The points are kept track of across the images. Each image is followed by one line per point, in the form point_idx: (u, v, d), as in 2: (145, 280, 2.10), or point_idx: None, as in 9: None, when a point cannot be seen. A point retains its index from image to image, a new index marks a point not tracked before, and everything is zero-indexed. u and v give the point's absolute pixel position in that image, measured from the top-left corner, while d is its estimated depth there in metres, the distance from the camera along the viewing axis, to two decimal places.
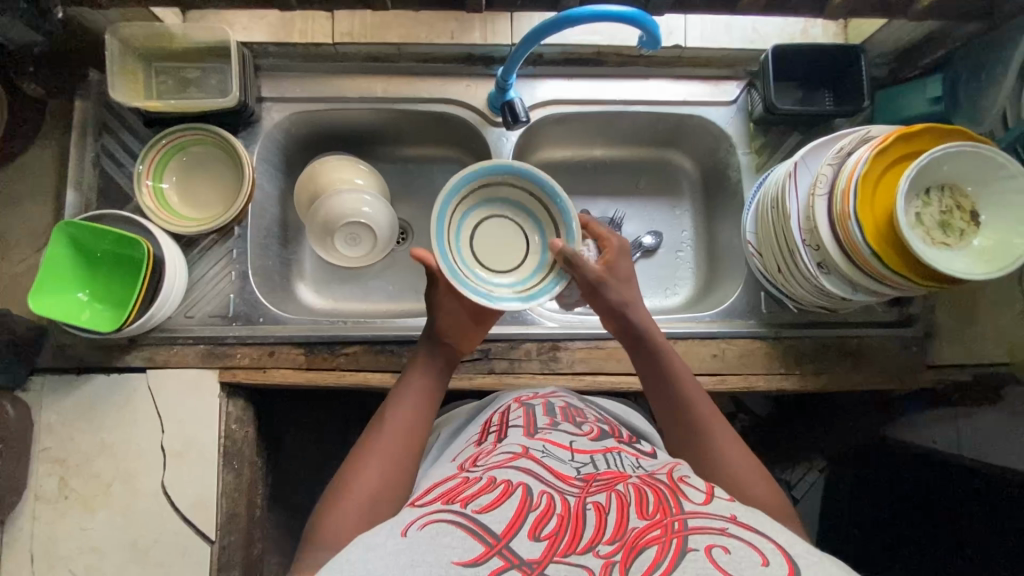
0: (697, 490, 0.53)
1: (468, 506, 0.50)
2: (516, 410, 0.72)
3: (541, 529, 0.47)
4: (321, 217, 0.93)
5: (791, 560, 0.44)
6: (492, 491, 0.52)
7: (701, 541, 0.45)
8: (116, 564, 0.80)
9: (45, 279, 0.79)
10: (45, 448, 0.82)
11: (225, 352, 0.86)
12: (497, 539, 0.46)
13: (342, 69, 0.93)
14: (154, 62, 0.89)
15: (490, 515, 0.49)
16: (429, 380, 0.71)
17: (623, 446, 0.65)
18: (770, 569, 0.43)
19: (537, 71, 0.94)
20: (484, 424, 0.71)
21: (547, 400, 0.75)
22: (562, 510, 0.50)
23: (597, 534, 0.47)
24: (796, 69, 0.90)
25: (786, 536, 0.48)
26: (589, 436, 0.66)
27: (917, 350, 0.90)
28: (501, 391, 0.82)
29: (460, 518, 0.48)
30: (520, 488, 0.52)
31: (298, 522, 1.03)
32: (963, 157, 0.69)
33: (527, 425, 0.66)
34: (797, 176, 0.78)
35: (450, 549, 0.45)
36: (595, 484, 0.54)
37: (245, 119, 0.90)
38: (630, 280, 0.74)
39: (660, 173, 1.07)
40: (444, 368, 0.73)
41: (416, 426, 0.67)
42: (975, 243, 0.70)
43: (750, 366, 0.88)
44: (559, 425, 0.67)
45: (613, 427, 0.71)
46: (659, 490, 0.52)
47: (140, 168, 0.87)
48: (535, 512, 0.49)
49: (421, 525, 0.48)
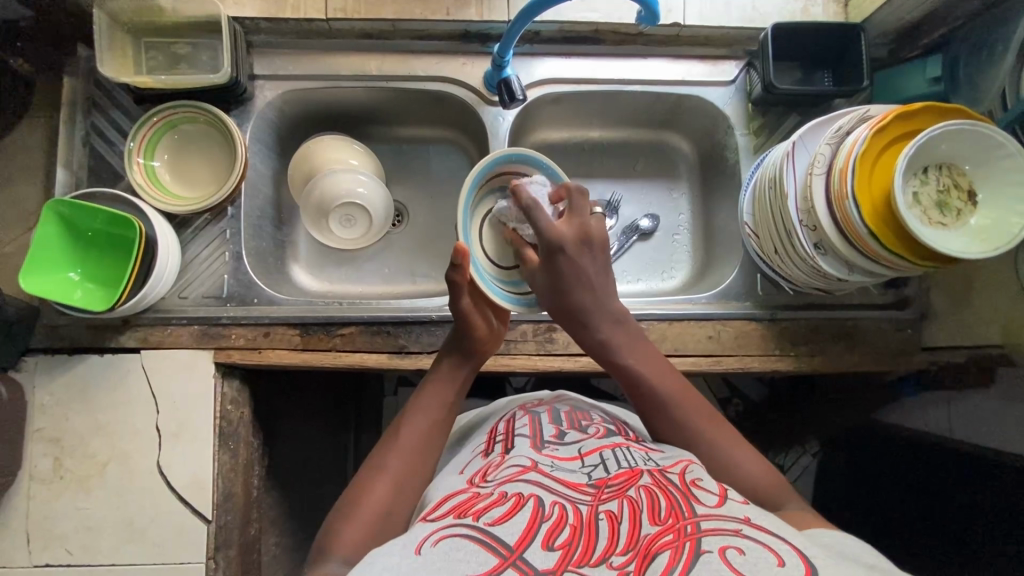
0: (709, 493, 0.52)
1: (481, 520, 0.50)
2: (521, 417, 0.70)
3: (554, 540, 0.47)
4: (316, 196, 0.92)
5: (807, 562, 0.44)
6: (504, 504, 0.51)
7: (714, 542, 0.45)
8: (113, 544, 0.80)
9: (36, 259, 0.78)
10: (39, 429, 0.81)
11: (219, 332, 0.85)
12: (511, 551, 0.46)
13: (335, 46, 0.91)
14: (143, 37, 0.87)
15: (502, 527, 0.48)
16: (452, 390, 0.71)
17: (630, 442, 0.64)
18: (786, 570, 0.42)
19: (534, 49, 0.92)
20: (490, 432, 0.70)
21: (551, 407, 0.73)
22: (574, 520, 0.49)
23: (610, 545, 0.47)
24: (794, 48, 0.89)
25: (801, 539, 0.48)
26: (596, 438, 0.65)
27: (911, 332, 0.90)
28: (501, 399, 0.81)
29: (473, 532, 0.48)
30: (531, 500, 0.51)
31: (294, 502, 1.04)
32: (962, 133, 0.69)
33: (533, 435, 0.64)
34: (795, 155, 0.78)
35: (464, 563, 0.45)
36: (606, 491, 0.53)
37: (237, 97, 0.89)
38: (592, 279, 0.69)
39: (657, 155, 1.06)
40: (471, 372, 0.74)
41: (433, 439, 0.67)
42: (971, 222, 0.70)
43: (745, 348, 0.88)
44: (566, 434, 0.65)
45: (620, 427, 0.70)
46: (670, 493, 0.51)
47: (130, 146, 0.85)
48: (547, 523, 0.49)
49: (434, 542, 0.47)
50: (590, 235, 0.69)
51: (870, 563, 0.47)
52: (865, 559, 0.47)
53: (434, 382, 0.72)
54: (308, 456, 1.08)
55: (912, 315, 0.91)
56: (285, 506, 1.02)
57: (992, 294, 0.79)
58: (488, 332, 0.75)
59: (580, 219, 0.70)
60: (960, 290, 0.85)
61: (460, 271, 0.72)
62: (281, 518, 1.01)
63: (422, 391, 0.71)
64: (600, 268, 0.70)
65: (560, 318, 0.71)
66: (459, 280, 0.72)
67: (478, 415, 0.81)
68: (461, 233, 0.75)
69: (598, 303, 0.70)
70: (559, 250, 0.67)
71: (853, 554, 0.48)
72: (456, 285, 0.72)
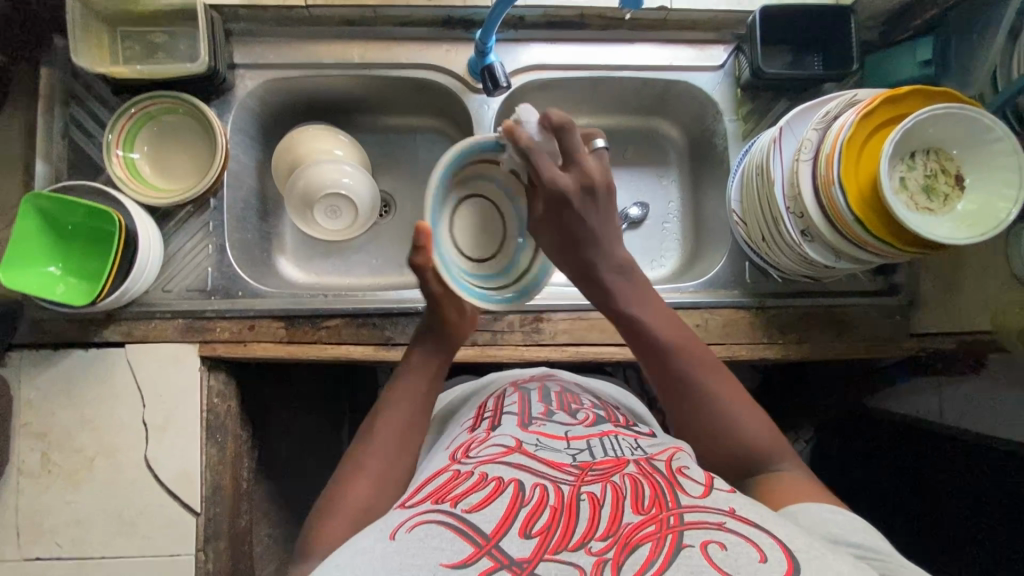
0: (695, 483, 0.51)
1: (459, 506, 0.48)
2: (511, 394, 0.71)
3: (532, 526, 0.46)
4: (301, 185, 0.91)
5: (790, 556, 0.42)
6: (483, 489, 0.50)
7: (697, 536, 0.44)
8: (102, 537, 0.80)
9: (17, 254, 0.77)
10: (26, 423, 0.81)
11: (203, 326, 0.85)
12: (487, 539, 0.44)
13: (316, 34, 0.90)
14: (119, 26, 0.86)
15: (480, 514, 0.47)
16: (424, 381, 0.70)
17: (619, 430, 0.63)
18: (768, 566, 0.41)
19: (519, 35, 0.91)
20: (479, 408, 0.70)
21: (543, 385, 0.73)
22: (555, 501, 0.48)
23: (590, 529, 0.45)
24: (784, 33, 0.88)
25: (788, 532, 0.46)
26: (585, 423, 0.64)
27: (900, 319, 0.90)
28: (493, 373, 0.82)
29: (449, 519, 0.47)
30: (511, 485, 0.50)
31: (284, 493, 1.04)
32: (948, 118, 0.68)
33: (522, 412, 0.65)
34: (782, 141, 0.77)
35: (439, 551, 0.43)
36: (590, 473, 0.52)
37: (217, 87, 0.87)
38: (603, 220, 0.66)
39: (646, 142, 1.05)
40: (446, 358, 0.73)
41: (409, 433, 0.66)
42: (958, 208, 0.69)
43: (733, 336, 0.88)
44: (555, 413, 0.66)
45: (610, 411, 0.70)
46: (656, 483, 0.50)
47: (109, 138, 0.84)
48: (526, 508, 0.47)
49: (410, 527, 0.46)
50: (596, 180, 0.64)
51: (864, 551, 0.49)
52: (849, 539, 0.50)
53: (409, 372, 0.71)
54: (298, 447, 1.09)
55: (901, 302, 0.91)
56: (277, 498, 1.02)
57: (980, 280, 0.79)
58: (459, 316, 0.73)
59: (581, 168, 0.64)
60: (948, 274, 0.84)
61: (423, 256, 0.67)
62: (272, 510, 1.00)
63: (394, 385, 0.70)
64: (607, 218, 0.66)
65: (574, 274, 0.68)
66: (421, 264, 0.68)
67: (465, 391, 0.80)
68: (428, 212, 0.68)
69: (614, 261, 0.67)
70: (563, 201, 0.64)
71: (839, 536, 0.50)
72: (419, 269, 0.68)
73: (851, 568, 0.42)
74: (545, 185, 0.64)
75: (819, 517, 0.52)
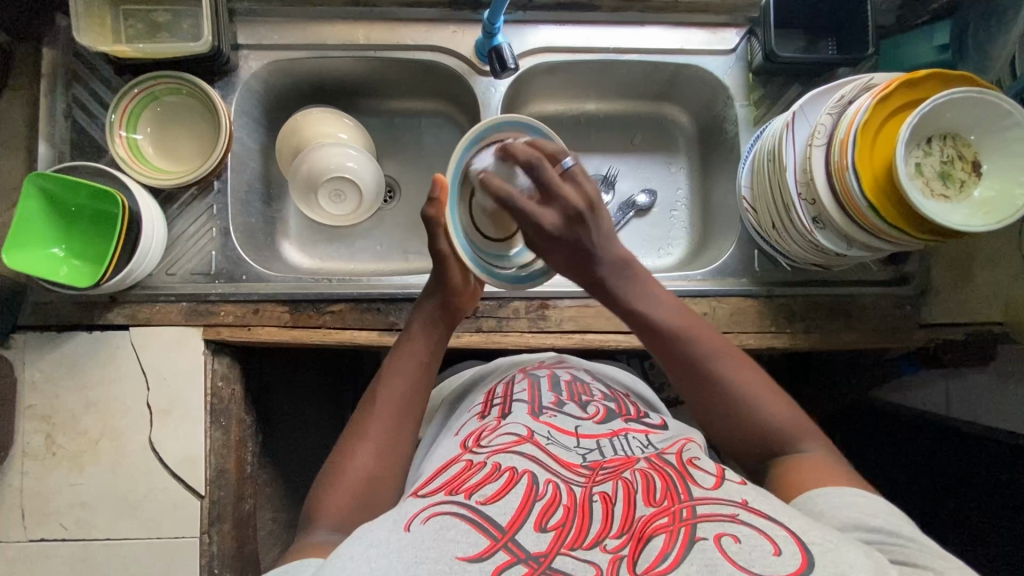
0: (706, 474, 0.50)
1: (473, 497, 0.48)
2: (521, 380, 0.70)
3: (547, 521, 0.45)
4: (305, 170, 0.91)
5: (804, 549, 0.41)
6: (497, 480, 0.50)
7: (709, 528, 0.43)
8: (107, 519, 0.80)
9: (21, 234, 0.77)
10: (31, 406, 0.81)
11: (208, 309, 0.84)
12: (502, 532, 0.44)
13: (323, 15, 0.88)
14: (122, 5, 0.84)
15: (495, 507, 0.47)
16: (426, 350, 0.69)
17: (630, 427, 0.62)
18: (782, 559, 0.41)
19: (526, 16, 0.89)
20: (488, 394, 0.69)
21: (552, 372, 0.72)
22: (568, 500, 0.48)
23: (604, 528, 0.45)
24: (798, 15, 0.86)
25: (800, 522, 0.44)
26: (594, 419, 0.63)
27: (910, 308, 0.87)
28: (501, 358, 0.80)
29: (463, 510, 0.46)
30: (525, 476, 0.50)
31: (286, 478, 1.04)
32: (968, 103, 0.66)
33: (532, 401, 0.65)
34: (795, 126, 0.75)
35: (454, 544, 0.43)
36: (601, 473, 0.52)
37: (222, 67, 0.86)
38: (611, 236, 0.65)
39: (655, 128, 1.03)
40: (446, 331, 0.71)
41: (415, 402, 0.66)
42: (975, 195, 0.68)
43: (740, 325, 0.87)
44: (565, 405, 0.65)
45: (620, 404, 0.69)
46: (666, 475, 0.50)
47: (112, 118, 0.83)
48: (540, 503, 0.47)
49: (424, 519, 0.46)
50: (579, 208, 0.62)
51: (874, 527, 0.48)
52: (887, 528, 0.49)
53: (409, 340, 0.69)
54: (300, 433, 1.09)
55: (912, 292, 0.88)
56: (280, 483, 1.02)
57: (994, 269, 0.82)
58: (464, 283, 0.71)
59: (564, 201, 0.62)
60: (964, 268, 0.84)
61: (436, 208, 0.68)
62: (275, 494, 1.01)
63: (396, 354, 0.68)
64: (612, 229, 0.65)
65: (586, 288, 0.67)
66: (434, 218, 0.69)
67: (474, 374, 0.79)
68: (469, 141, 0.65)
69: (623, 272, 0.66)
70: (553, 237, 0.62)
71: (857, 521, 0.49)
72: (432, 224, 0.69)
73: (865, 560, 0.42)
74: (527, 224, 0.62)
75: (837, 503, 0.51)
